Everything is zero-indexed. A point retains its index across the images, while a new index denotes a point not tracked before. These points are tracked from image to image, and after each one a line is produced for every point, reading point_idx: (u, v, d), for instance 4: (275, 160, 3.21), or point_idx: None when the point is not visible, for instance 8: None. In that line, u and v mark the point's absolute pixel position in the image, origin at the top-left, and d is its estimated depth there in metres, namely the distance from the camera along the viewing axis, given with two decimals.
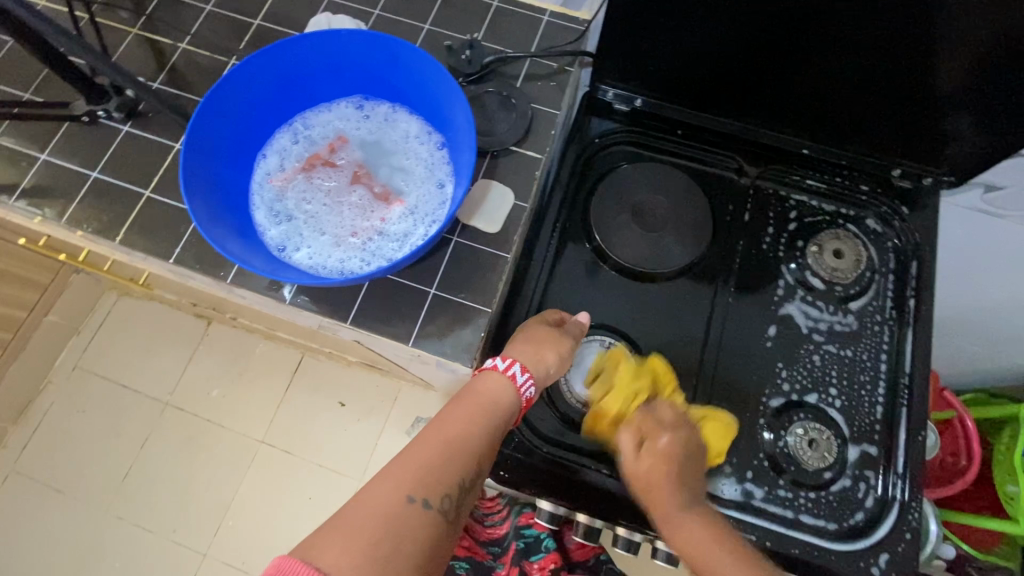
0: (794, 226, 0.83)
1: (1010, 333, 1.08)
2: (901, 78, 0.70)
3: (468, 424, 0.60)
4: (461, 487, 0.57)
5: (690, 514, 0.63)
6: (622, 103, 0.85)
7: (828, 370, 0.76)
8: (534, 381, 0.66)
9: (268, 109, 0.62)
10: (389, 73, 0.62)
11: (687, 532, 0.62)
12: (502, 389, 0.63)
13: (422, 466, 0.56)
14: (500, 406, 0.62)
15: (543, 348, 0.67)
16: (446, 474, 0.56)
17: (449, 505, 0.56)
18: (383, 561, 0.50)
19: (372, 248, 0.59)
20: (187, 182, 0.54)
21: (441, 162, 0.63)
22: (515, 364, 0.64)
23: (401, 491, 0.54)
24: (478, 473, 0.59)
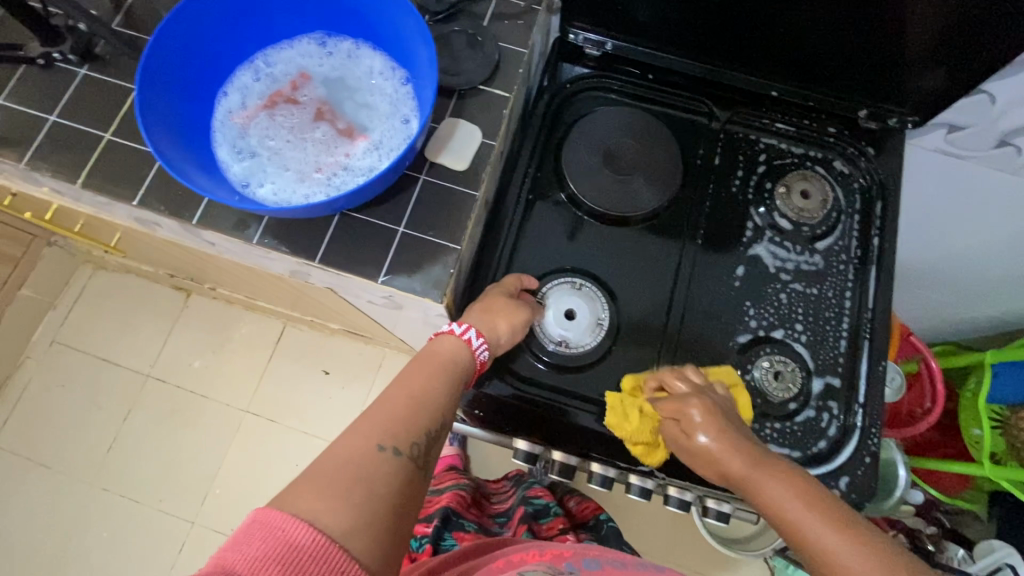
0: (763, 168, 0.84)
1: (978, 281, 1.10)
2: (869, 15, 0.69)
3: (430, 379, 0.61)
4: (428, 436, 0.57)
5: (744, 469, 0.60)
6: (593, 47, 0.84)
7: (795, 307, 0.78)
8: (489, 346, 0.68)
9: (225, 43, 0.61)
10: (349, 6, 0.61)
11: (781, 502, 0.57)
12: (460, 351, 0.65)
13: (390, 418, 0.56)
14: (458, 364, 0.65)
15: (497, 317, 0.69)
16: (414, 423, 0.57)
17: (419, 452, 0.55)
18: (362, 500, 0.49)
19: (337, 183, 0.59)
20: (143, 113, 0.53)
21: (405, 98, 0.62)
22: (470, 329, 0.67)
23: (372, 439, 0.54)
24: (443, 425, 0.60)
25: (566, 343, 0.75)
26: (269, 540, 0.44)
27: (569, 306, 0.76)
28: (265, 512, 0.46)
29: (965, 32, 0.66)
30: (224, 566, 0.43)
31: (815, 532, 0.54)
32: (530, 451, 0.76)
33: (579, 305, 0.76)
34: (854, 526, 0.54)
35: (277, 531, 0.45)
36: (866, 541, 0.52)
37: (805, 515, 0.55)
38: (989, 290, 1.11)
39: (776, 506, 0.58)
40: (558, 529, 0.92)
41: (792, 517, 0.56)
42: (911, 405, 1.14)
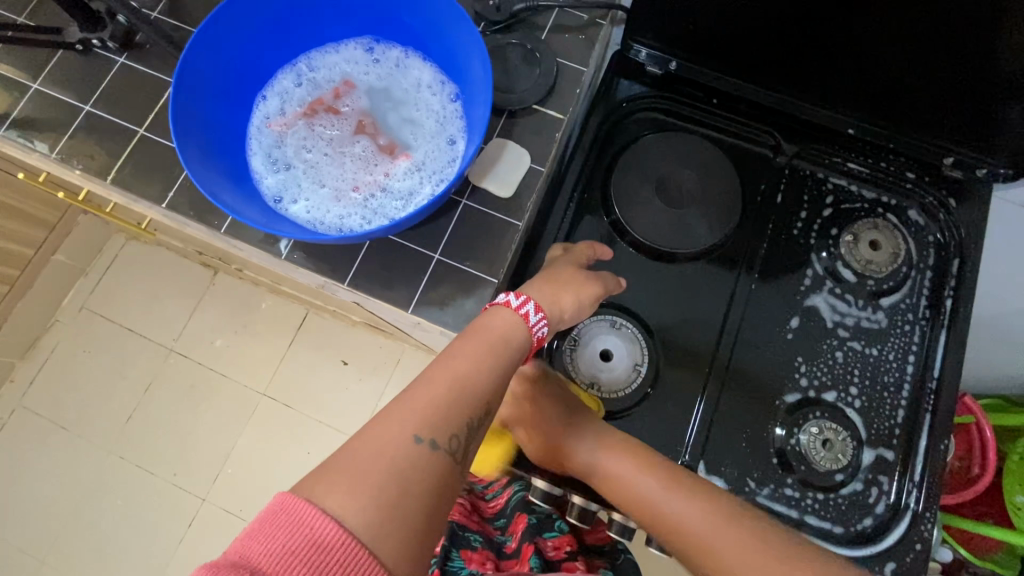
0: (829, 211, 0.77)
1: None
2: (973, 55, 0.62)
3: (476, 362, 0.53)
4: (469, 428, 0.50)
5: (631, 475, 0.63)
6: (656, 65, 0.77)
7: (851, 368, 0.72)
8: (547, 322, 0.61)
9: (268, 43, 0.57)
10: (401, 14, 0.56)
11: (634, 482, 0.63)
12: (514, 328, 0.57)
13: (427, 405, 0.49)
14: (510, 343, 0.56)
15: (562, 292, 0.63)
16: (454, 414, 0.50)
17: (458, 446, 0.49)
18: (391, 506, 0.44)
19: (374, 206, 0.55)
20: (176, 120, 0.49)
21: (453, 117, 0.58)
22: (528, 303, 0.59)
23: (409, 429, 0.47)
24: (490, 412, 0.52)
25: (596, 385, 0.71)
26: (296, 534, 0.40)
27: (606, 346, 0.72)
28: (292, 500, 0.41)
29: None
30: (248, 559, 0.39)
31: (677, 511, 0.61)
32: (548, 490, 0.72)
33: (617, 347, 0.71)
34: (703, 504, 0.61)
35: (305, 528, 0.40)
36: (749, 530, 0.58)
37: (676, 501, 0.62)
38: None
39: (626, 495, 0.64)
40: (565, 550, 0.82)
41: (652, 494, 0.62)
42: (957, 466, 1.06)
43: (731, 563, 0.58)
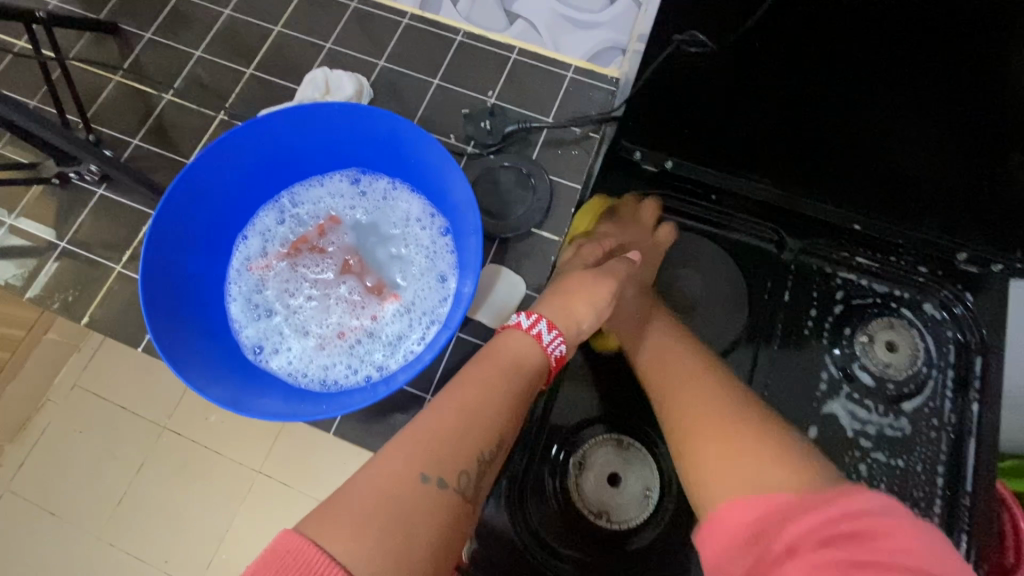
0: (840, 308, 0.74)
1: None
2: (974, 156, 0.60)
3: (488, 389, 0.48)
4: (480, 464, 0.45)
5: (659, 347, 0.62)
6: (651, 163, 0.75)
7: (876, 481, 0.68)
8: (565, 340, 0.55)
9: (252, 185, 0.54)
10: (388, 151, 0.54)
11: (668, 373, 0.58)
12: (527, 349, 0.53)
13: (436, 436, 0.45)
14: (523, 370, 0.51)
15: (573, 300, 0.57)
16: (465, 445, 0.45)
17: (467, 484, 0.44)
18: (400, 553, 0.37)
19: (360, 353, 0.52)
20: (148, 285, 0.46)
21: (444, 252, 0.55)
22: (540, 321, 0.54)
23: (416, 465, 0.42)
24: (501, 447, 0.47)
25: (607, 515, 0.64)
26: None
27: (613, 468, 0.66)
28: (291, 535, 0.35)
29: None
30: None
31: (671, 374, 0.58)
32: None
33: (625, 469, 0.66)
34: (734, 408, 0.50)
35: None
36: (774, 455, 0.44)
37: (682, 382, 0.56)
38: None
39: (654, 350, 0.62)
40: None
41: (677, 395, 0.55)
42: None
43: (692, 446, 0.49)
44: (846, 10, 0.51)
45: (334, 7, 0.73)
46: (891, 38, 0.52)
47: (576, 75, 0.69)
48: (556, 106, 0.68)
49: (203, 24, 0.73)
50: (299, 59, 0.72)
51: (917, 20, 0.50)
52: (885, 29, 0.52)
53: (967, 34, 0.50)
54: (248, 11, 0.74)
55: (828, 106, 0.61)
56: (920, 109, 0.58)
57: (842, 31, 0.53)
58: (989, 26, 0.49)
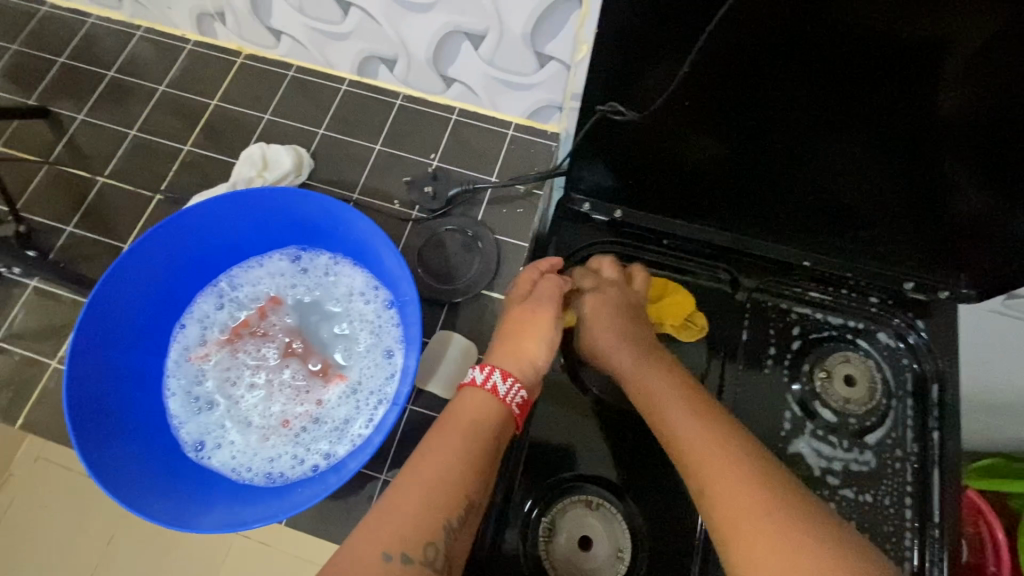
0: (798, 343, 0.74)
1: None
2: (904, 182, 0.63)
3: (450, 455, 0.47)
4: (446, 532, 0.44)
5: (666, 395, 0.59)
6: (601, 212, 0.76)
7: (848, 520, 0.67)
8: (523, 383, 0.54)
9: (187, 272, 0.53)
10: (327, 229, 0.53)
11: (682, 430, 0.56)
12: (485, 406, 0.51)
13: (397, 513, 0.43)
14: (482, 428, 0.50)
15: (522, 340, 0.56)
16: (429, 516, 0.44)
17: (437, 554, 0.43)
18: None
19: (305, 442, 0.51)
20: (72, 395, 0.44)
21: (388, 325, 0.54)
22: (493, 373, 0.53)
23: (377, 546, 0.41)
24: (468, 509, 0.46)
25: None
26: None
27: (584, 530, 0.64)
28: None
29: (1017, 201, 0.59)
30: None
31: (667, 402, 0.59)
32: None
33: (595, 530, 0.64)
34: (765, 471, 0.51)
35: None
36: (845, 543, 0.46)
37: (675, 410, 0.58)
38: None
39: (632, 366, 0.64)
40: None
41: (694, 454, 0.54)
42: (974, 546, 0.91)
43: (706, 482, 0.52)
44: (776, 62, 0.53)
45: (271, 78, 0.73)
46: (821, 82, 0.54)
47: (516, 132, 0.70)
48: (499, 163, 0.69)
49: (138, 102, 0.73)
50: (236, 132, 0.71)
51: (835, 64, 0.52)
52: (814, 76, 0.54)
53: (891, 78, 0.52)
54: (183, 86, 0.73)
55: (764, 148, 0.63)
56: (851, 144, 0.60)
57: (768, 80, 0.55)
58: (900, 66, 0.51)
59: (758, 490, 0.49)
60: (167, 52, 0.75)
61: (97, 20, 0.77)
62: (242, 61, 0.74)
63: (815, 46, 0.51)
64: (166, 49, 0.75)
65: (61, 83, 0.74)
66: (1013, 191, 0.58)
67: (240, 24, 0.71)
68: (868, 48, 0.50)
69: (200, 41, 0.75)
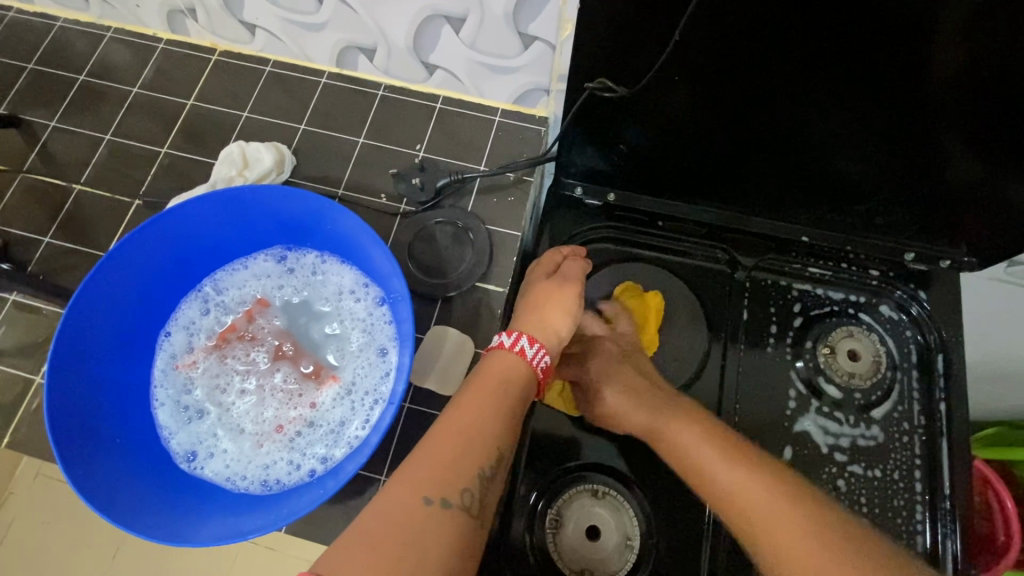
0: (800, 321, 0.73)
1: None
2: (903, 151, 0.61)
3: (482, 408, 0.47)
4: (481, 480, 0.44)
5: (700, 448, 0.56)
6: (593, 197, 0.75)
7: (857, 496, 0.66)
8: (549, 351, 0.54)
9: (169, 278, 0.51)
10: (311, 226, 0.51)
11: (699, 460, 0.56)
12: (513, 367, 0.51)
13: (435, 458, 0.43)
14: (510, 386, 0.50)
15: (547, 309, 0.57)
16: (465, 464, 0.44)
17: (472, 501, 0.43)
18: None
19: (301, 447, 0.49)
20: (53, 411, 0.42)
21: (381, 323, 0.52)
22: (521, 337, 0.53)
23: (416, 490, 0.41)
24: (501, 461, 0.46)
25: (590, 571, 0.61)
26: None
27: (591, 520, 0.63)
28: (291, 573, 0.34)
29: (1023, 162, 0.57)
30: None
31: (695, 448, 0.56)
32: None
33: (604, 520, 0.63)
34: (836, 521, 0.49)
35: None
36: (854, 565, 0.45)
37: (695, 439, 0.57)
38: None
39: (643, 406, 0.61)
40: None
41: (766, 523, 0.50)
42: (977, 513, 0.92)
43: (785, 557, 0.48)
44: (771, 33, 0.51)
45: (248, 74, 0.71)
46: (818, 51, 0.52)
47: (504, 118, 0.68)
48: (487, 151, 0.67)
49: (111, 105, 0.70)
50: (214, 131, 0.69)
51: (829, 31, 0.50)
52: (811, 47, 0.52)
53: (888, 44, 0.51)
54: (158, 87, 0.71)
55: (759, 123, 0.61)
56: (847, 115, 0.58)
57: (761, 51, 0.53)
58: (896, 31, 0.49)
59: (811, 523, 0.49)
60: (139, 52, 0.73)
61: (65, 23, 0.74)
62: (217, 58, 0.72)
63: (809, 12, 0.49)
64: (138, 49, 0.73)
65: (30, 90, 0.71)
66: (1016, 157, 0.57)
67: (213, 19, 0.68)
68: (863, 13, 0.48)
69: (172, 39, 0.73)
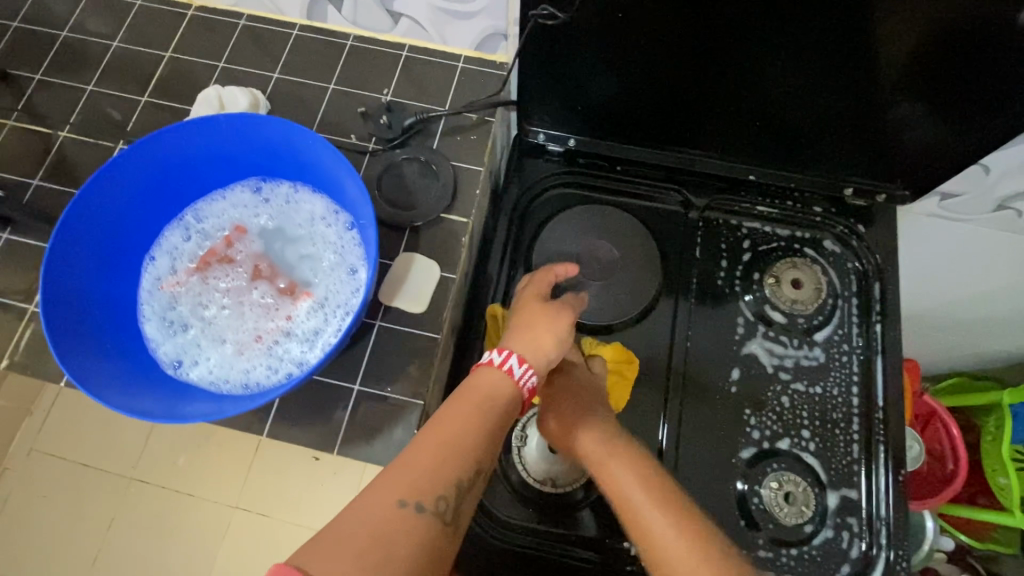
0: (749, 256, 0.78)
1: (979, 319, 1.06)
2: (838, 90, 0.66)
3: (464, 421, 0.49)
4: (460, 489, 0.46)
5: (610, 462, 0.57)
6: (556, 144, 0.79)
7: (799, 411, 0.71)
8: (536, 372, 0.57)
9: (152, 205, 0.55)
10: (284, 155, 0.56)
11: (608, 470, 0.57)
12: (500, 384, 0.54)
13: (415, 465, 0.45)
14: (497, 401, 0.53)
15: (538, 332, 0.60)
16: (444, 476, 0.45)
17: (447, 509, 0.44)
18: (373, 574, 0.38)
19: (279, 353, 0.54)
20: (50, 313, 0.47)
21: (351, 245, 0.57)
22: (510, 357, 0.56)
23: (393, 495, 0.43)
24: (480, 472, 0.48)
25: (552, 480, 0.67)
26: None
27: None
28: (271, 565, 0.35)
29: (944, 87, 0.62)
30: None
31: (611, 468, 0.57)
32: None
33: None
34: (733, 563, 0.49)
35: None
36: None
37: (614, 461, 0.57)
38: (993, 326, 1.07)
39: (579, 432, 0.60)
40: None
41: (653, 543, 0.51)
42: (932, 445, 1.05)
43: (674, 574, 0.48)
44: None
45: (224, 28, 0.75)
46: None
47: (466, 64, 0.73)
48: (450, 94, 0.71)
49: (92, 58, 0.74)
50: (193, 81, 0.73)
51: None
52: None
53: None
54: (137, 41, 0.75)
55: (705, 64, 0.65)
56: (782, 54, 0.62)
57: None
58: None
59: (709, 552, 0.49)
60: (118, 10, 0.76)
61: None
62: (193, 14, 0.76)
63: None
64: (118, 7, 0.76)
65: (14, 47, 0.74)
66: (932, 89, 0.62)
67: None
68: None
69: None
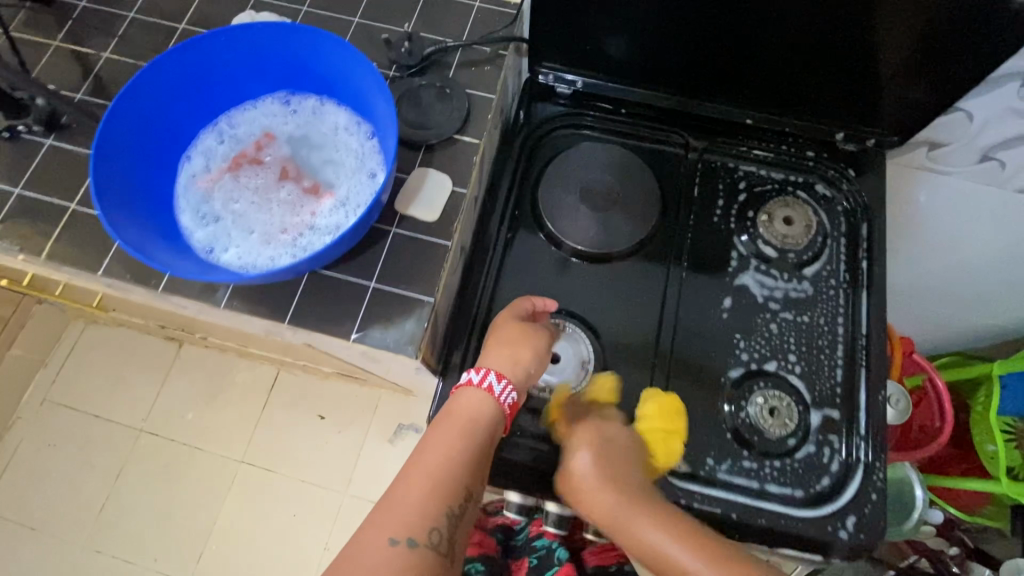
0: (744, 196, 0.82)
1: (970, 290, 1.10)
2: (829, 36, 0.70)
3: (445, 450, 0.59)
4: (447, 518, 0.57)
5: (654, 535, 0.63)
6: (564, 85, 0.84)
7: (787, 337, 0.76)
8: (514, 387, 0.65)
9: (189, 106, 0.61)
10: (313, 66, 0.61)
11: (662, 550, 0.62)
12: (483, 403, 0.63)
13: (406, 505, 0.57)
14: (479, 423, 0.62)
15: (518, 346, 0.66)
16: (431, 509, 0.57)
17: (439, 537, 0.56)
18: None
19: (303, 244, 0.58)
20: (99, 186, 0.52)
21: (371, 153, 0.61)
22: (489, 375, 0.64)
23: (387, 532, 0.56)
24: (467, 498, 0.59)
25: (550, 387, 0.71)
26: None
27: (553, 349, 0.73)
28: None
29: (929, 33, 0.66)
30: None
31: (652, 537, 0.63)
32: (522, 502, 0.73)
33: (563, 348, 0.73)
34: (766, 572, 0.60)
35: None
36: None
37: (650, 531, 0.63)
38: (984, 298, 1.11)
39: (622, 520, 0.63)
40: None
41: None
42: (922, 420, 1.07)
43: None
44: None
45: None
46: None
47: (482, 3, 0.78)
48: (467, 30, 0.76)
49: None
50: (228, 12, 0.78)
51: None
52: None
53: None
54: None
55: (706, 9, 0.70)
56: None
57: None
58: None
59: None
60: None
61: None
62: None
63: None
64: None
65: None
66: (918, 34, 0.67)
67: None
68: None
69: None
